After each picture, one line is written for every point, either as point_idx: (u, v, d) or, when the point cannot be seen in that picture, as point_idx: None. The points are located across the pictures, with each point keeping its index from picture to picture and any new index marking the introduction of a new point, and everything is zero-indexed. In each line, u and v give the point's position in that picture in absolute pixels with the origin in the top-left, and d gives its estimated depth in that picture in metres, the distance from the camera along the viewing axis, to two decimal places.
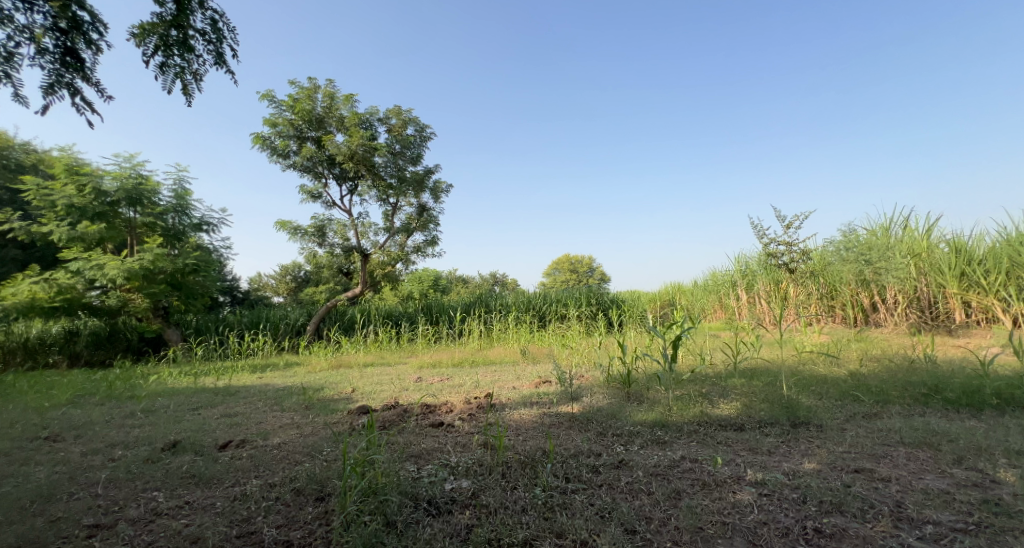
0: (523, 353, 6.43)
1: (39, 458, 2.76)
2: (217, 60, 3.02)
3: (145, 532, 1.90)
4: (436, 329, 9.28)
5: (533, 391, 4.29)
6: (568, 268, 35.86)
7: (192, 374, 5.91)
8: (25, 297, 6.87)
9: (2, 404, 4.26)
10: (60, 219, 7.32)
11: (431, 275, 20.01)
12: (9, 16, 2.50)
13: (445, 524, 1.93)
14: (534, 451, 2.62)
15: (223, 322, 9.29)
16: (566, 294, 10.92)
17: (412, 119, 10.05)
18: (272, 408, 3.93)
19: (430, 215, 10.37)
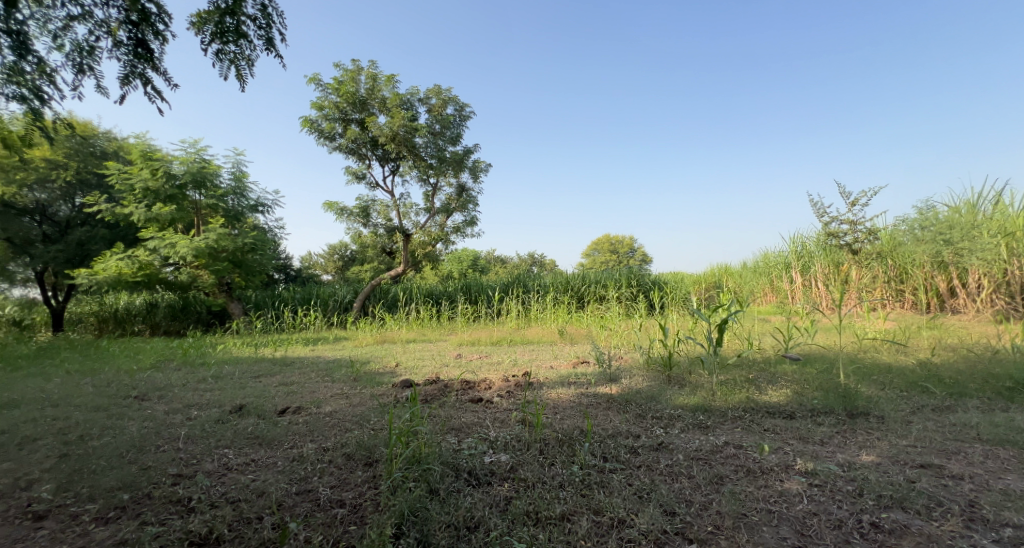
0: (560, 333, 6.41)
1: (129, 413, 3.06)
2: (267, 46, 3.11)
3: (219, 484, 2.06)
4: (476, 309, 9.43)
5: (571, 371, 4.29)
6: (607, 249, 35.32)
7: (252, 345, 6.33)
8: (113, 271, 7.46)
9: (96, 366, 4.75)
10: (138, 202, 7.93)
11: (470, 256, 20.32)
12: (88, 12, 2.66)
13: (484, 495, 1.98)
14: (572, 429, 2.62)
15: (278, 297, 9.82)
16: (606, 275, 10.71)
17: (451, 98, 10.03)
18: (324, 379, 4.15)
19: (469, 195, 10.41)
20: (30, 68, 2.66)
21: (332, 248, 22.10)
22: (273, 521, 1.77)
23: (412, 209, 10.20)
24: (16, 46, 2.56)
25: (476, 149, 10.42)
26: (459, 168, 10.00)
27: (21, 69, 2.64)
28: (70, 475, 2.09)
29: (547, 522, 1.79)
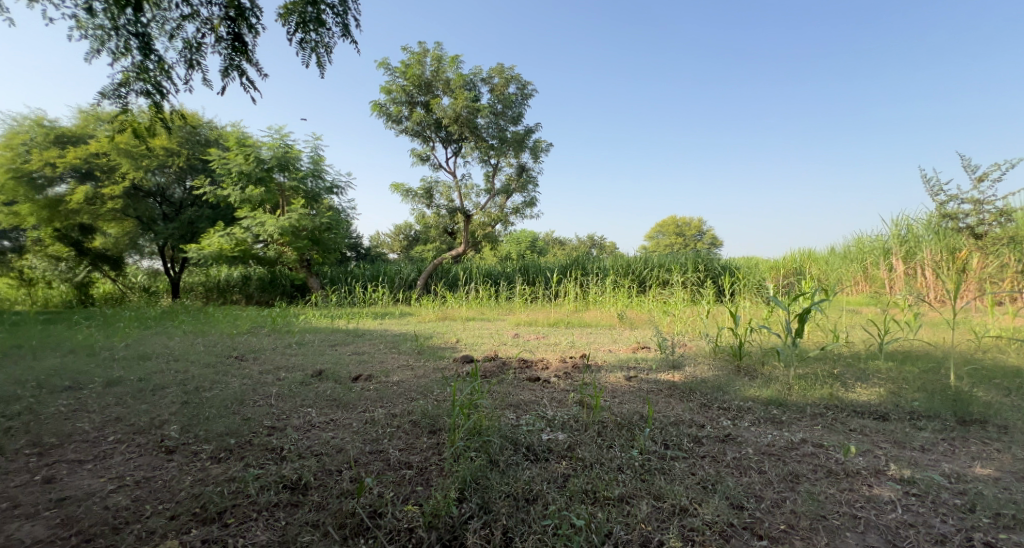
0: (620, 317, 6.24)
1: (232, 370, 3.44)
2: (343, 33, 3.22)
3: (304, 438, 2.24)
4: (534, 290, 9.44)
5: (631, 356, 4.20)
6: (672, 232, 33.63)
7: (328, 316, 6.79)
8: (215, 247, 8.28)
9: (204, 328, 5.37)
10: (234, 184, 8.71)
11: (528, 237, 20.38)
12: (196, 10, 2.89)
13: (542, 470, 2.00)
14: (632, 414, 2.56)
15: (350, 273, 10.44)
16: (672, 259, 10.24)
17: (514, 76, 9.93)
18: (391, 350, 4.40)
19: (529, 176, 10.34)
20: (152, 66, 2.97)
21: (398, 228, 23.16)
22: (350, 474, 1.90)
23: (472, 190, 10.35)
24: (141, 46, 2.85)
25: (538, 129, 10.30)
26: (520, 148, 9.92)
27: (145, 67, 2.95)
28: (191, 419, 2.39)
29: (605, 502, 1.78)
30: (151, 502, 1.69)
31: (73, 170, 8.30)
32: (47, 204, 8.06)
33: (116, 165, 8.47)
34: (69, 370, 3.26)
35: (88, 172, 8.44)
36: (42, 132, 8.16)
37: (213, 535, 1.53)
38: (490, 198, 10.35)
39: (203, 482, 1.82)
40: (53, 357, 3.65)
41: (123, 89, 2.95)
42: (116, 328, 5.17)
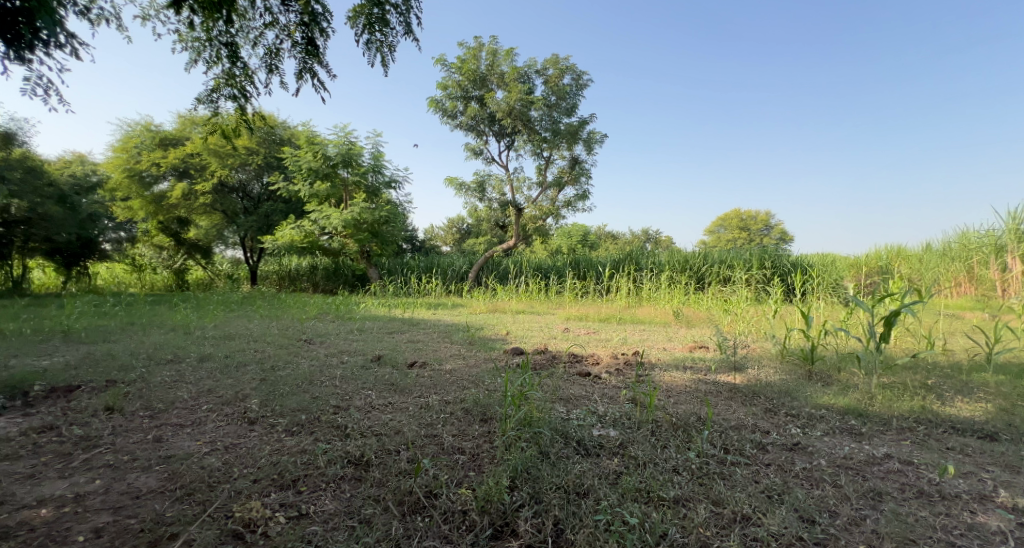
0: (676, 314, 5.98)
1: (302, 352, 3.69)
2: (406, 31, 3.30)
3: (366, 418, 2.35)
4: (584, 284, 9.30)
5: (689, 355, 4.02)
6: (736, 226, 31.77)
7: (386, 305, 7.06)
8: (287, 239, 8.86)
9: (277, 313, 5.80)
10: (304, 180, 9.26)
11: (580, 231, 20.16)
12: (275, 19, 3.08)
13: (594, 465, 1.95)
14: (688, 416, 2.45)
15: (406, 264, 10.80)
16: (735, 255, 9.67)
17: (569, 67, 9.78)
18: (444, 339, 4.52)
19: (582, 168, 10.18)
20: (238, 72, 3.20)
21: (451, 222, 23.79)
22: (408, 455, 1.97)
23: (525, 184, 10.36)
24: (229, 55, 3.09)
25: (593, 120, 10.11)
26: (573, 141, 9.77)
27: (232, 74, 3.19)
28: (268, 395, 2.58)
29: (660, 503, 1.71)
30: (237, 465, 1.84)
31: (173, 169, 9.23)
32: (153, 200, 9.12)
33: (207, 164, 9.30)
34: (169, 345, 3.64)
35: (184, 170, 9.34)
36: (148, 135, 9.11)
37: (288, 500, 1.65)
38: (542, 191, 10.31)
39: (279, 453, 1.96)
40: (157, 333, 4.09)
41: (215, 95, 3.22)
42: (204, 310, 5.69)
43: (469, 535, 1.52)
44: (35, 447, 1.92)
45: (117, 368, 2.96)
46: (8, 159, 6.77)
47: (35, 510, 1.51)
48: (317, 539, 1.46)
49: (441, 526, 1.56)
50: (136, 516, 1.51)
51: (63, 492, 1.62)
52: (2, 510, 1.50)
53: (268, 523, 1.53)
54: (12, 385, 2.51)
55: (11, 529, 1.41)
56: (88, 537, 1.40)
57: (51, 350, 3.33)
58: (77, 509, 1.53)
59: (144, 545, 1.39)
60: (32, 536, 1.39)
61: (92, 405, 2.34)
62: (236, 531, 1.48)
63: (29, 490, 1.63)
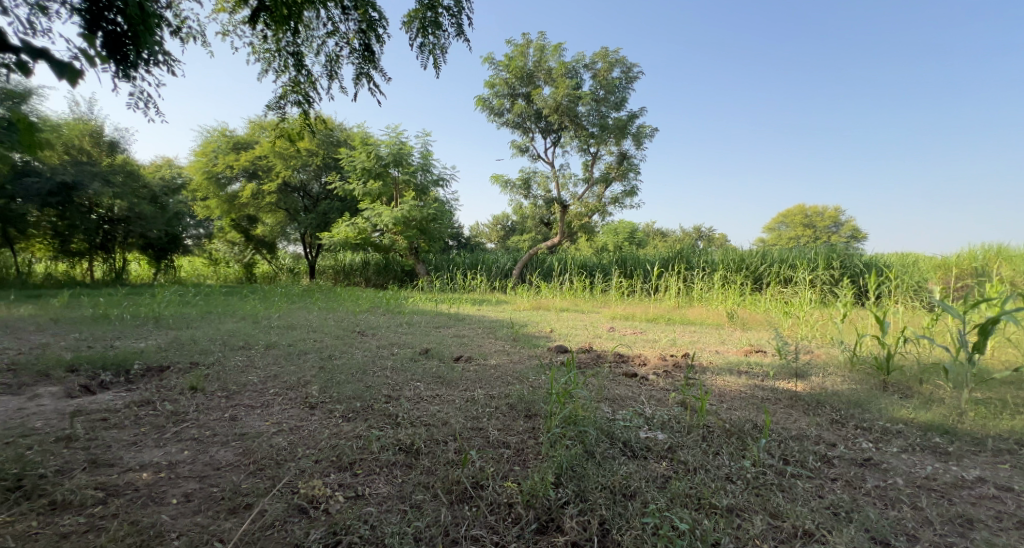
0: (730, 315, 5.67)
1: (356, 343, 3.85)
2: (457, 32, 3.34)
3: (415, 408, 2.40)
4: (631, 283, 9.06)
5: (744, 359, 3.81)
6: (800, 223, 29.75)
7: (433, 301, 7.22)
8: (343, 236, 9.27)
9: (333, 305, 6.10)
10: (358, 180, 9.65)
11: (627, 229, 19.70)
12: (336, 28, 3.22)
13: (640, 468, 1.88)
14: (743, 422, 2.30)
15: (453, 261, 10.99)
16: (798, 254, 9.05)
17: (619, 60, 9.55)
18: (489, 335, 4.56)
19: (630, 163, 9.91)
20: (303, 80, 3.38)
21: (496, 219, 24.07)
22: (455, 446, 1.99)
23: (570, 180, 10.23)
24: (296, 64, 3.26)
25: (643, 114, 9.82)
26: (622, 135, 9.53)
27: (297, 81, 3.37)
28: (327, 382, 2.71)
29: (711, 511, 1.62)
30: (301, 446, 1.94)
31: (244, 171, 9.91)
32: (227, 200, 9.86)
33: (273, 166, 9.92)
34: (240, 333, 3.92)
35: (253, 172, 10.00)
36: (223, 140, 9.84)
37: (346, 481, 1.72)
38: (588, 187, 10.14)
39: (337, 437, 2.04)
40: (230, 321, 4.43)
41: (282, 102, 3.41)
42: (269, 301, 6.08)
43: (515, 527, 1.52)
44: (136, 418, 2.12)
45: (198, 351, 3.23)
46: (112, 166, 7.72)
47: (138, 473, 1.67)
48: (373, 519, 1.51)
49: (487, 517, 1.57)
50: (218, 486, 1.64)
51: (159, 458, 1.79)
52: (113, 471, 1.67)
53: (329, 500, 1.60)
54: (118, 363, 2.79)
55: (120, 488, 1.57)
56: (180, 500, 1.54)
57: (145, 334, 3.68)
58: (171, 475, 1.68)
59: (225, 512, 1.51)
60: (136, 495, 1.54)
61: (179, 384, 2.55)
62: (301, 506, 1.57)
63: (133, 455, 1.80)
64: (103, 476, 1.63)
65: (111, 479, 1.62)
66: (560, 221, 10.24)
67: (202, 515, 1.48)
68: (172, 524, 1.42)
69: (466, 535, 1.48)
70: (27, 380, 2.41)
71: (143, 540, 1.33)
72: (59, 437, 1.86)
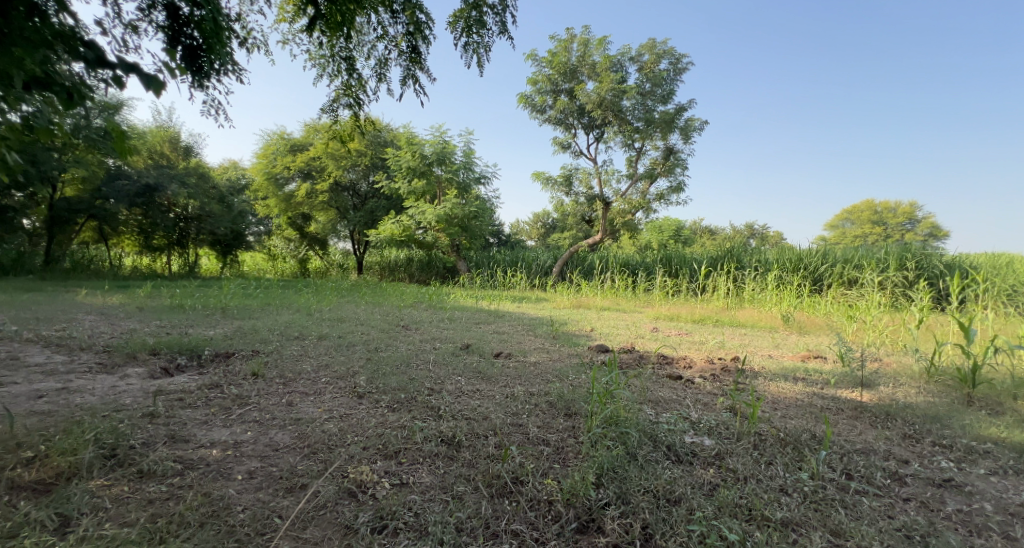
0: (785, 318, 5.35)
1: (401, 336, 3.95)
2: (501, 30, 3.34)
3: (456, 402, 2.43)
4: (676, 282, 8.76)
5: (801, 365, 3.57)
6: (867, 220, 27.60)
7: (473, 297, 7.31)
8: (388, 233, 9.55)
9: (379, 300, 6.31)
10: (404, 178, 9.90)
11: (672, 226, 19.08)
12: (386, 31, 3.30)
13: (686, 473, 1.80)
14: (800, 431, 2.15)
15: (493, 258, 11.06)
16: (865, 254, 8.39)
17: (667, 51, 9.25)
18: (529, 332, 4.55)
19: (677, 158, 9.57)
20: (354, 83, 3.49)
21: (537, 216, 24.08)
22: (495, 441, 1.99)
23: (613, 177, 10.03)
24: (348, 68, 3.37)
25: (692, 106, 9.45)
26: (669, 129, 9.23)
27: (349, 84, 3.49)
28: (373, 373, 2.80)
29: (764, 523, 1.53)
30: (350, 432, 2.01)
31: (300, 172, 10.43)
32: (285, 199, 10.42)
33: (325, 167, 10.38)
34: (294, 323, 4.13)
35: (308, 172, 10.50)
36: (282, 142, 10.38)
37: (391, 469, 1.76)
38: (632, 184, 9.90)
39: (383, 426, 2.10)
40: (286, 313, 4.68)
41: (335, 105, 3.54)
42: (320, 295, 6.37)
43: (555, 525, 1.50)
44: (206, 399, 2.28)
45: (258, 340, 3.43)
46: (188, 169, 8.38)
47: (208, 449, 1.79)
48: (416, 507, 1.54)
49: (527, 513, 1.56)
50: (277, 465, 1.73)
51: (226, 437, 1.91)
52: (188, 446, 1.80)
53: (376, 486, 1.65)
54: (191, 348, 3.01)
55: (195, 462, 1.69)
56: (244, 476, 1.64)
57: (213, 322, 3.97)
58: (236, 453, 1.79)
59: (282, 490, 1.59)
60: (207, 469, 1.65)
61: (243, 369, 2.72)
62: (350, 489, 1.62)
63: (204, 432, 1.93)
64: (180, 450, 1.76)
65: (187, 453, 1.75)
66: (602, 218, 10.05)
67: (264, 492, 1.56)
68: (238, 498, 1.51)
69: (506, 529, 1.49)
70: (117, 360, 2.65)
71: (213, 510, 1.43)
72: (145, 413, 2.02)
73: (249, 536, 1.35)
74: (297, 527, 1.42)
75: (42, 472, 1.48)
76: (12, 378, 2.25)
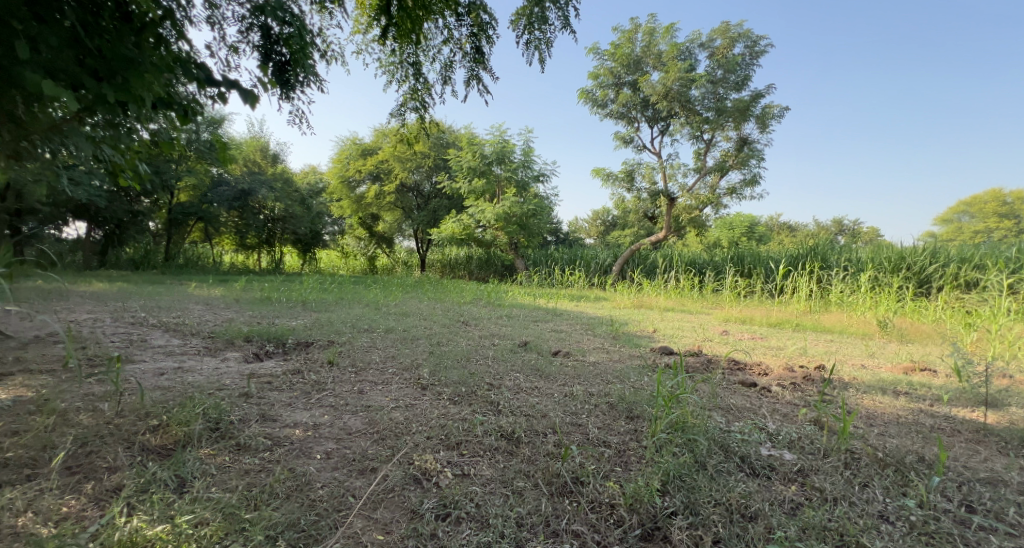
0: (882, 324, 4.86)
1: (463, 332, 4.08)
2: (563, 25, 3.35)
3: (517, 398, 2.49)
4: (749, 283, 8.28)
5: (902, 378, 3.25)
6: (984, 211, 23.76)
7: (531, 295, 7.37)
8: (449, 232, 9.83)
9: (442, 296, 6.55)
10: (466, 179, 10.15)
11: (745, 223, 18.01)
12: (451, 35, 3.44)
13: (763, 488, 1.73)
14: (903, 453, 1.97)
15: (551, 256, 11.05)
16: (989, 251, 7.35)
17: (741, 34, 8.77)
18: (587, 331, 4.53)
19: (752, 149, 9.05)
20: (421, 88, 3.67)
21: (597, 214, 23.72)
22: (555, 439, 2.03)
23: (679, 171, 9.68)
24: (415, 73, 3.55)
25: (770, 92, 8.90)
26: (742, 118, 8.74)
27: (415, 89, 3.67)
28: (436, 366, 2.95)
29: None
30: (415, 422, 2.14)
31: (370, 174, 11.04)
32: (356, 200, 11.07)
33: (393, 169, 10.89)
34: (365, 317, 4.41)
35: (377, 174, 11.07)
36: (354, 147, 11.01)
37: (453, 459, 1.86)
38: (700, 178, 9.50)
39: (445, 417, 2.21)
40: (358, 307, 5.01)
41: (402, 109, 3.74)
42: (388, 290, 6.74)
43: (618, 529, 1.52)
44: (290, 383, 2.51)
45: (333, 331, 3.71)
46: (275, 175, 9.19)
47: (292, 429, 1.98)
48: (478, 498, 1.62)
49: (588, 515, 1.58)
50: (351, 448, 1.88)
51: (307, 419, 2.10)
52: (276, 425, 2.00)
53: (439, 475, 1.75)
54: (278, 336, 3.33)
55: (282, 440, 1.88)
56: (323, 456, 1.80)
57: (294, 314, 4.34)
58: (315, 434, 1.96)
59: (356, 471, 1.73)
60: (291, 447, 1.83)
61: (320, 358, 2.97)
62: (416, 476, 1.73)
63: (289, 413, 2.14)
64: (269, 428, 1.96)
65: (275, 431, 1.94)
66: (667, 215, 9.74)
67: (339, 471, 1.71)
68: (317, 475, 1.67)
69: (567, 529, 1.52)
70: (218, 345, 3.00)
71: (297, 485, 1.59)
72: (241, 392, 2.28)
73: (327, 511, 1.49)
74: (368, 507, 1.54)
75: (164, 438, 1.71)
76: (141, 356, 2.63)
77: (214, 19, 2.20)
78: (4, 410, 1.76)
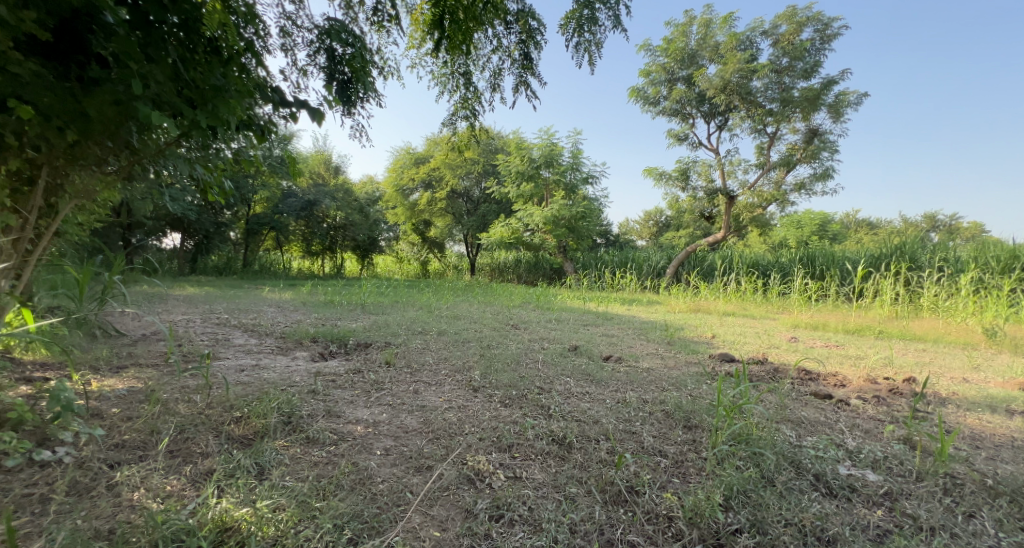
0: (991, 333, 4.38)
1: (514, 336, 4.13)
2: (614, 25, 3.34)
3: (570, 403, 2.50)
4: (822, 285, 7.75)
5: (1014, 395, 2.92)
6: None
7: (580, 298, 7.32)
8: (498, 236, 9.96)
9: (491, 299, 6.66)
10: (514, 183, 10.28)
11: (814, 221, 16.90)
12: (501, 43, 3.51)
13: (842, 510, 1.64)
14: (1020, 482, 1.79)
15: (601, 259, 10.90)
16: None
17: (809, 19, 8.30)
18: (640, 336, 4.45)
19: (823, 141, 8.53)
20: (470, 96, 3.77)
21: (648, 214, 23.18)
22: (608, 446, 2.03)
23: (738, 168, 9.28)
24: (466, 83, 3.66)
25: (844, 78, 8.36)
26: (812, 108, 8.26)
27: (466, 98, 3.78)
28: (487, 369, 3.01)
29: None
30: (467, 423, 2.20)
31: (422, 182, 11.39)
32: (409, 207, 11.47)
33: (444, 176, 11.19)
34: (420, 320, 4.56)
35: (429, 182, 11.41)
36: (408, 156, 11.43)
37: (505, 461, 1.90)
38: (763, 174, 9.06)
39: (497, 420, 2.26)
40: (413, 310, 5.20)
41: (453, 118, 3.86)
42: (439, 294, 6.95)
43: (677, 542, 1.50)
44: (352, 382, 2.67)
45: (390, 333, 3.87)
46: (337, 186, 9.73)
47: (354, 425, 2.11)
48: (530, 501, 1.65)
49: (644, 525, 1.57)
50: (407, 446, 1.97)
51: (368, 416, 2.22)
52: (339, 421, 2.13)
53: (492, 476, 1.80)
54: (340, 337, 3.53)
55: (346, 435, 2.00)
56: (382, 452, 1.91)
57: (354, 316, 4.57)
58: (375, 431, 2.08)
59: (413, 469, 1.81)
60: (354, 442, 1.96)
61: (379, 359, 3.12)
62: (469, 476, 1.79)
63: (351, 411, 2.27)
64: (334, 423, 2.10)
65: (339, 427, 2.07)
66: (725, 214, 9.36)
67: (397, 468, 1.80)
68: (378, 470, 1.77)
69: (622, 538, 1.52)
70: (289, 345, 3.24)
71: (360, 478, 1.70)
72: (309, 389, 2.45)
73: (387, 505, 1.58)
74: (425, 504, 1.62)
75: (245, 429, 1.88)
76: (225, 353, 2.89)
77: (287, 46, 2.40)
78: (120, 398, 2.01)
